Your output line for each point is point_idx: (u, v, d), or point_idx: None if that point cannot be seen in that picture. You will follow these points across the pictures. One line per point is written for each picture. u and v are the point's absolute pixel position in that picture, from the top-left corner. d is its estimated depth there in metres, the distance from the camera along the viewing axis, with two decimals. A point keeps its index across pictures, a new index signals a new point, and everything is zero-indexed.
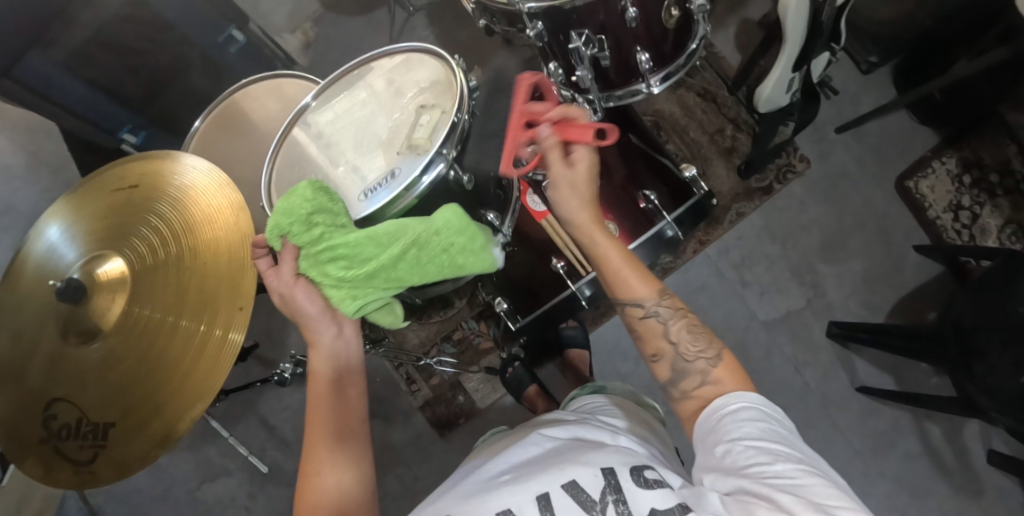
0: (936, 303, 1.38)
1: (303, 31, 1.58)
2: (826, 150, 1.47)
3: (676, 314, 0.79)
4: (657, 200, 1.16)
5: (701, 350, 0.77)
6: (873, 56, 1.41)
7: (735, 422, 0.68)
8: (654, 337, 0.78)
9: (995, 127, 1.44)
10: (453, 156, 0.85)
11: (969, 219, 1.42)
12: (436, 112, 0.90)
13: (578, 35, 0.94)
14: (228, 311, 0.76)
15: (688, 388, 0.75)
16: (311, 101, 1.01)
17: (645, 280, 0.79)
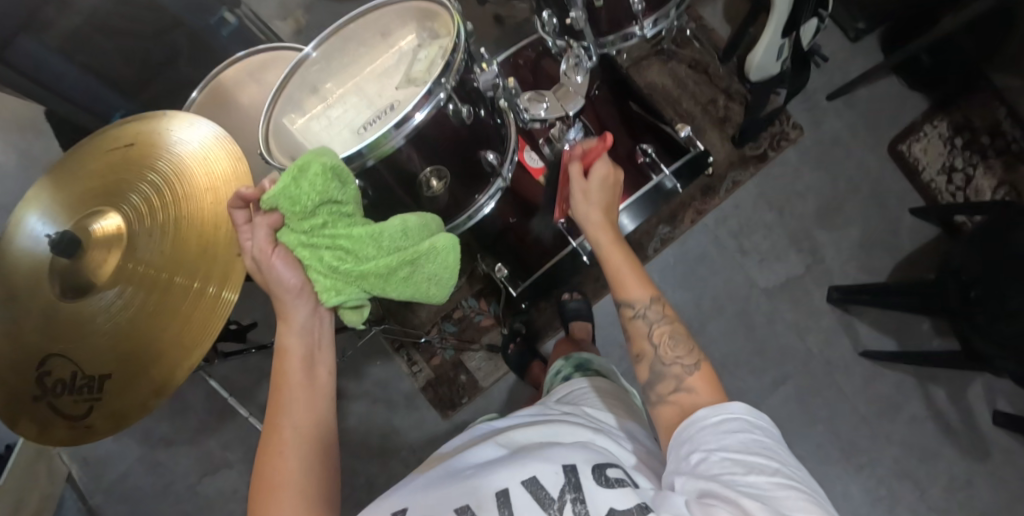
0: (934, 264, 1.39)
1: (295, 18, 1.59)
2: (819, 118, 1.47)
3: (664, 319, 0.79)
4: (654, 153, 1.17)
5: (680, 357, 0.76)
6: (862, 22, 1.43)
7: (713, 430, 0.66)
8: (639, 338, 0.78)
9: (984, 89, 1.46)
10: (453, 87, 0.84)
11: (963, 181, 1.42)
12: (434, 50, 0.89)
13: None
14: (225, 260, 0.76)
15: (664, 393, 0.74)
16: (311, 51, 0.95)
17: (641, 283, 0.81)
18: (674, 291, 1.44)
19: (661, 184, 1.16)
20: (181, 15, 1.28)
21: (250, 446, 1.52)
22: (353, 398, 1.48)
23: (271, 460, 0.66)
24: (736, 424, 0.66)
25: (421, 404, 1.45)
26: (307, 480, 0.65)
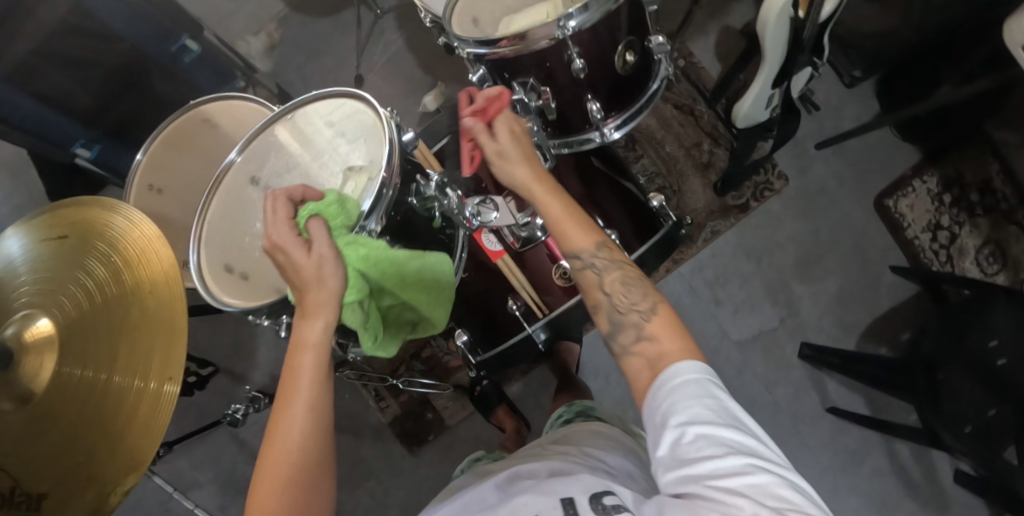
0: (911, 323, 1.36)
1: (267, 32, 1.52)
2: (805, 166, 1.43)
3: (613, 266, 0.73)
4: (618, 238, 1.00)
5: (635, 303, 0.71)
6: (857, 71, 1.34)
7: (680, 399, 0.60)
8: (592, 289, 0.73)
9: (980, 143, 1.40)
10: (378, 233, 0.74)
11: (947, 239, 1.38)
12: (362, 178, 0.77)
13: (523, 85, 0.91)
14: (161, 365, 0.77)
15: (628, 343, 0.68)
16: (237, 155, 0.86)
17: (585, 231, 0.73)
18: None
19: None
20: (140, 45, 1.23)
21: (219, 468, 1.51)
22: None
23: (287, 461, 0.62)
24: (700, 395, 0.60)
25: (388, 438, 1.45)
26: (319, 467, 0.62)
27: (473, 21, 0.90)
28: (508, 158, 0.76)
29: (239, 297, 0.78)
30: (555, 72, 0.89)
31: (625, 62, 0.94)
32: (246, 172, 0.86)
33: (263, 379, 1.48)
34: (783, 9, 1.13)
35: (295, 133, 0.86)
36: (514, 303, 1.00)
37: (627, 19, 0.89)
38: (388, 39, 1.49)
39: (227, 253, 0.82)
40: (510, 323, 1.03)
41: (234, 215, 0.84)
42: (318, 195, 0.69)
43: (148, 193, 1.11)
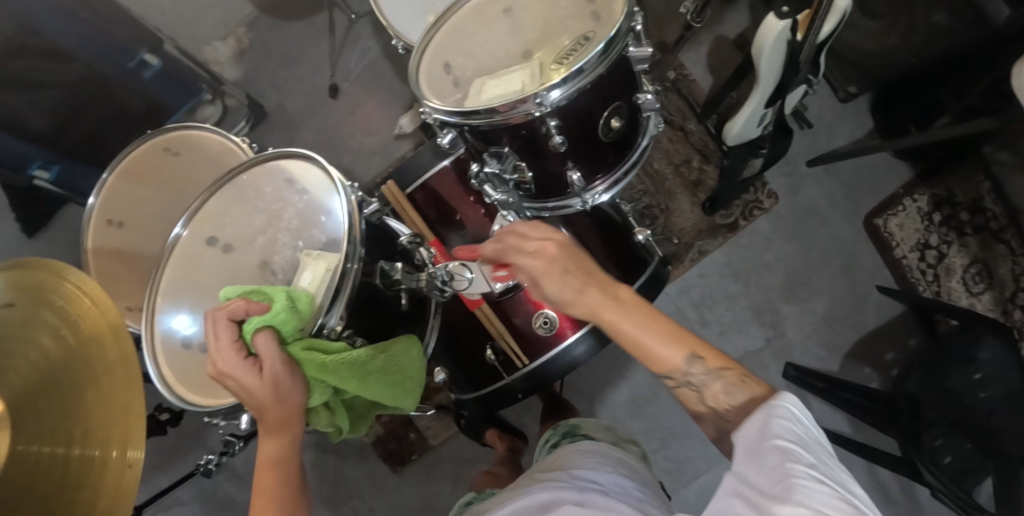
0: (897, 344, 1.35)
1: (236, 37, 1.43)
2: (796, 184, 1.40)
3: (712, 377, 0.61)
4: None
5: (740, 408, 0.60)
6: (853, 87, 1.33)
7: (761, 421, 0.52)
8: (692, 405, 0.63)
9: (973, 161, 1.37)
10: (342, 328, 0.72)
11: (935, 259, 1.36)
12: (320, 266, 0.74)
13: (495, 155, 0.80)
14: None
15: (725, 438, 0.62)
16: (182, 229, 0.85)
17: (672, 341, 0.62)
18: (631, 358, 1.42)
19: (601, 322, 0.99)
20: (96, 63, 1.15)
21: (202, 487, 1.48)
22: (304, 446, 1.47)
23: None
24: (789, 418, 0.51)
25: (371, 458, 1.44)
26: None
27: (446, 70, 0.84)
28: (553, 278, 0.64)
29: (194, 385, 0.78)
30: (533, 140, 0.78)
31: (612, 127, 0.82)
32: (201, 236, 0.85)
33: None
34: (783, 32, 1.08)
35: (247, 198, 0.86)
36: (492, 351, 1.00)
37: (615, 83, 0.78)
38: (364, 45, 1.41)
39: (181, 331, 0.82)
40: (489, 370, 1.02)
41: (189, 288, 0.83)
42: (263, 308, 0.67)
43: (108, 227, 1.09)
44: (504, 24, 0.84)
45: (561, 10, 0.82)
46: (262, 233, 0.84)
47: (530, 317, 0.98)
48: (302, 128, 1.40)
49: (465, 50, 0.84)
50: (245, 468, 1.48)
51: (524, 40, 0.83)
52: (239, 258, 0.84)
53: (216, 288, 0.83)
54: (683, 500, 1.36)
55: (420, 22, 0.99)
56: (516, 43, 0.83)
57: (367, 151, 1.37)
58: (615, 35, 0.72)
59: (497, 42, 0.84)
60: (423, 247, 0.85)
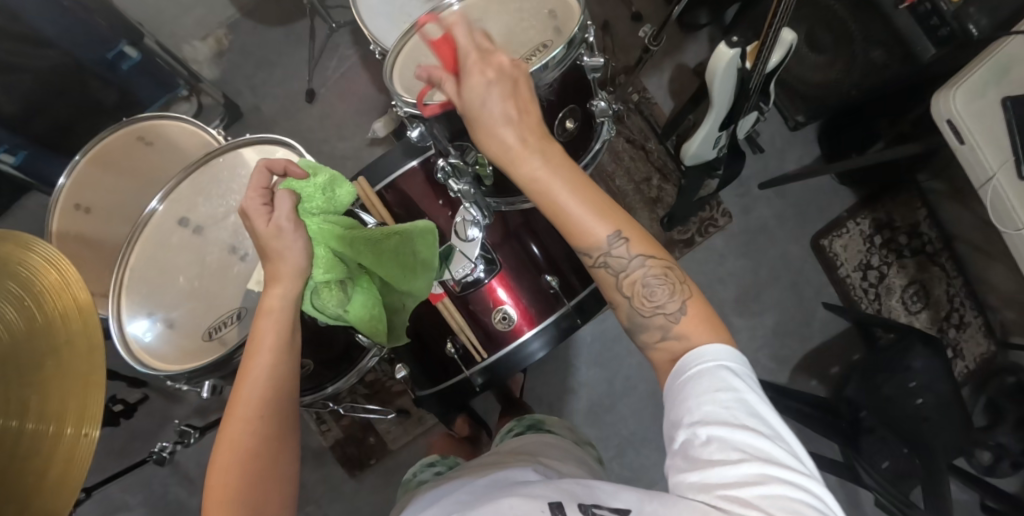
0: (841, 358, 1.43)
1: (216, 38, 1.46)
2: (748, 204, 1.48)
3: (637, 264, 0.63)
4: (558, 285, 1.04)
5: (661, 304, 0.63)
6: (801, 116, 1.43)
7: (689, 401, 0.57)
8: (610, 287, 0.65)
9: (908, 188, 1.47)
10: None
11: (876, 279, 1.45)
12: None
13: (458, 148, 0.86)
14: (76, 409, 0.79)
15: (651, 341, 0.63)
16: (158, 205, 0.87)
17: (598, 219, 0.61)
18: (590, 366, 1.45)
19: (559, 321, 1.05)
20: (74, 52, 1.17)
21: (151, 490, 1.43)
22: None
23: (250, 425, 0.58)
24: (716, 404, 0.56)
25: (329, 462, 1.43)
26: (274, 429, 0.60)
27: (417, 70, 0.88)
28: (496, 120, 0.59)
29: (160, 356, 0.80)
30: None
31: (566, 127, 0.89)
32: (174, 214, 0.86)
33: (199, 399, 1.44)
34: (733, 58, 1.17)
35: (224, 180, 0.89)
36: (452, 344, 1.02)
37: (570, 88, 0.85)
38: (343, 53, 1.45)
39: (147, 305, 0.83)
40: (449, 363, 1.05)
41: (158, 264, 0.85)
42: (301, 173, 0.67)
43: (75, 213, 1.08)
44: (472, 32, 0.89)
45: (522, 20, 0.88)
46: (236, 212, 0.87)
47: (490, 312, 1.02)
48: (276, 130, 1.43)
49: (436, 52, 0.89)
50: (197, 472, 1.44)
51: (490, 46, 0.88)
52: (213, 236, 0.86)
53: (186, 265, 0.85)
54: None
55: (398, 28, 1.04)
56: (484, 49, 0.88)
57: (340, 156, 1.40)
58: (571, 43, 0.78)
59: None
60: None
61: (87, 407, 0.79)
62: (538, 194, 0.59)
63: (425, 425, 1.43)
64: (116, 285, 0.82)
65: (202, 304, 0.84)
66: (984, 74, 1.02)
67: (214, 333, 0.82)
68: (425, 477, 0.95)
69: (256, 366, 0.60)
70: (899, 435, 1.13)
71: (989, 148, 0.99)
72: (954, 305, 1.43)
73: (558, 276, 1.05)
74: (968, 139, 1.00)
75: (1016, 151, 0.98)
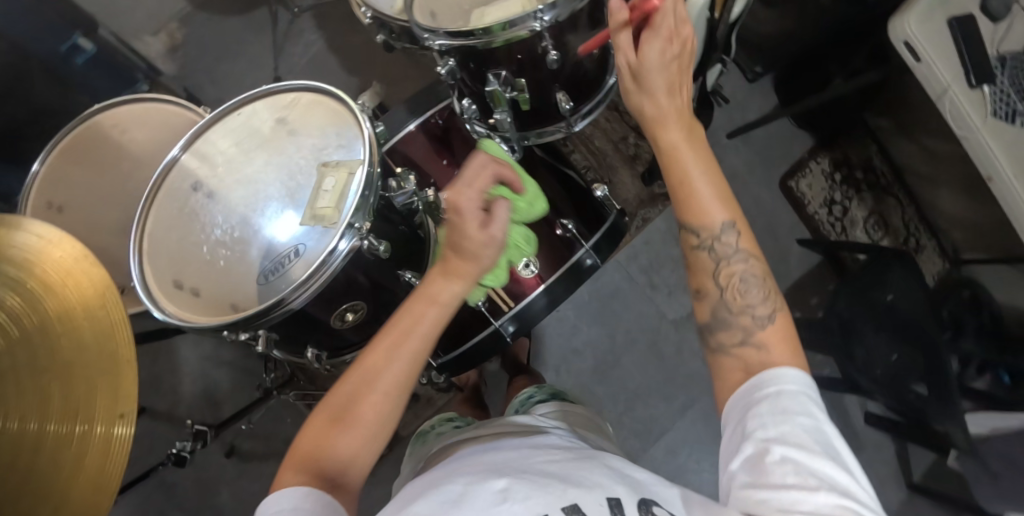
0: (819, 289, 1.53)
1: (168, 32, 1.40)
2: (719, 155, 1.56)
3: (738, 256, 0.69)
4: (574, 228, 1.04)
5: (751, 304, 0.68)
6: (759, 67, 1.52)
7: (768, 416, 0.58)
8: (702, 272, 0.70)
9: (860, 130, 1.61)
10: (368, 227, 0.72)
11: (840, 213, 1.57)
12: (342, 172, 0.75)
13: (495, 76, 0.88)
14: (106, 402, 0.71)
15: (728, 343, 0.67)
16: (180, 153, 0.81)
17: (715, 199, 0.68)
18: (591, 326, 1.47)
19: (579, 261, 1.06)
20: (24, 43, 1.08)
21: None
22: (260, 458, 1.35)
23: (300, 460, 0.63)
24: (793, 425, 0.57)
25: None
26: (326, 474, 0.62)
27: (431, 14, 0.89)
28: (663, 89, 0.68)
29: (196, 311, 0.72)
30: (528, 62, 0.87)
31: (592, 53, 0.94)
32: (193, 170, 0.81)
33: (190, 412, 1.35)
34: (702, 10, 1.19)
35: (238, 134, 0.83)
36: (479, 297, 0.99)
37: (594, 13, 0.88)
38: (307, 38, 1.41)
39: (174, 266, 0.76)
40: (473, 319, 1.03)
41: (179, 226, 0.79)
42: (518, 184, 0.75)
43: (49, 211, 1.00)
44: None
45: None
46: (256, 160, 0.80)
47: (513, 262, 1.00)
48: None
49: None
50: (195, 492, 1.34)
51: None
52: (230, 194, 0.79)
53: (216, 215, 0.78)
54: (653, 458, 1.42)
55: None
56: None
57: None
58: None
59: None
60: None
61: (121, 389, 0.71)
62: (671, 164, 0.68)
63: (435, 406, 1.40)
64: (137, 255, 0.76)
65: (235, 256, 0.76)
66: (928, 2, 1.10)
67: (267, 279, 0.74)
68: (446, 429, 0.99)
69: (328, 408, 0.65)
70: (906, 340, 1.19)
71: (942, 63, 1.08)
72: (911, 230, 1.59)
73: (573, 219, 1.05)
74: (924, 56, 1.08)
75: (964, 64, 1.07)
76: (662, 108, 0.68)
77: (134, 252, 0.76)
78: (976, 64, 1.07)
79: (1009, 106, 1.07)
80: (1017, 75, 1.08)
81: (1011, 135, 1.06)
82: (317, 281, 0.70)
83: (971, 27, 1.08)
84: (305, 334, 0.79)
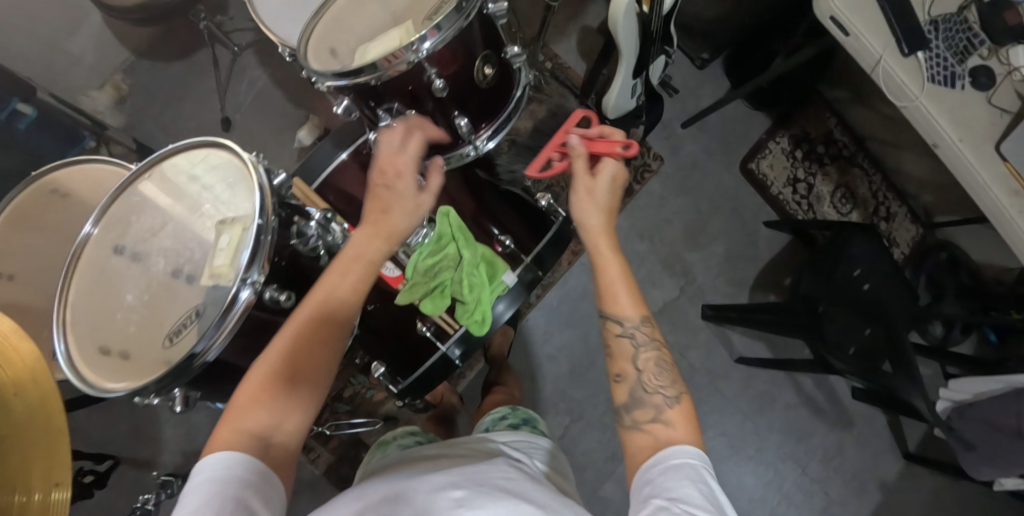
0: (790, 269, 1.51)
1: (113, 84, 1.40)
2: (675, 145, 1.54)
3: (650, 343, 0.75)
4: (513, 243, 1.03)
5: (661, 386, 0.73)
6: (706, 53, 1.50)
7: (673, 479, 0.61)
8: (624, 359, 0.74)
9: (817, 102, 1.59)
10: (264, 279, 0.74)
11: (806, 190, 1.55)
12: (237, 229, 0.76)
13: (385, 112, 0.87)
14: (47, 472, 0.74)
15: (641, 420, 0.70)
16: (92, 227, 0.81)
17: (633, 300, 0.76)
18: (563, 331, 1.47)
19: (523, 275, 1.05)
20: None
21: None
22: None
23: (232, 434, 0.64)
24: (696, 481, 0.60)
25: (325, 489, 1.37)
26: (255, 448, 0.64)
27: (329, 52, 0.87)
28: (593, 199, 0.81)
29: (119, 381, 0.74)
30: (420, 94, 0.86)
31: (486, 74, 0.92)
32: (106, 242, 0.81)
33: (175, 458, 1.36)
34: (629, 5, 1.22)
35: (153, 191, 0.82)
36: (424, 324, 1.00)
37: (483, 36, 0.88)
38: (251, 75, 1.42)
39: (95, 336, 0.77)
40: (424, 344, 1.03)
41: (96, 299, 0.79)
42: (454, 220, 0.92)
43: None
44: (377, 6, 0.90)
45: None
46: (167, 223, 0.80)
47: None
48: None
49: (346, 30, 0.89)
50: None
51: (397, 18, 0.88)
52: (142, 259, 0.79)
53: (128, 278, 0.79)
54: None
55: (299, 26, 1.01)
56: (392, 19, 0.89)
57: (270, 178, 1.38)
58: None
59: (372, 22, 0.89)
60: None
61: (59, 457, 0.76)
62: (602, 265, 0.77)
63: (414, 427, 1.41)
64: (57, 323, 0.77)
65: (149, 319, 0.77)
66: None
67: (174, 337, 0.75)
68: (408, 443, 0.99)
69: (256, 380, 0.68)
70: (867, 315, 1.19)
71: (871, 35, 1.06)
72: (879, 199, 1.57)
73: (513, 234, 1.05)
74: (851, 30, 1.06)
75: (895, 32, 1.05)
76: (594, 217, 0.80)
77: (54, 321, 0.77)
78: (907, 32, 1.05)
79: (946, 70, 1.06)
80: (952, 36, 1.07)
81: (952, 98, 1.05)
82: (222, 335, 0.72)
83: None
84: (226, 385, 0.81)
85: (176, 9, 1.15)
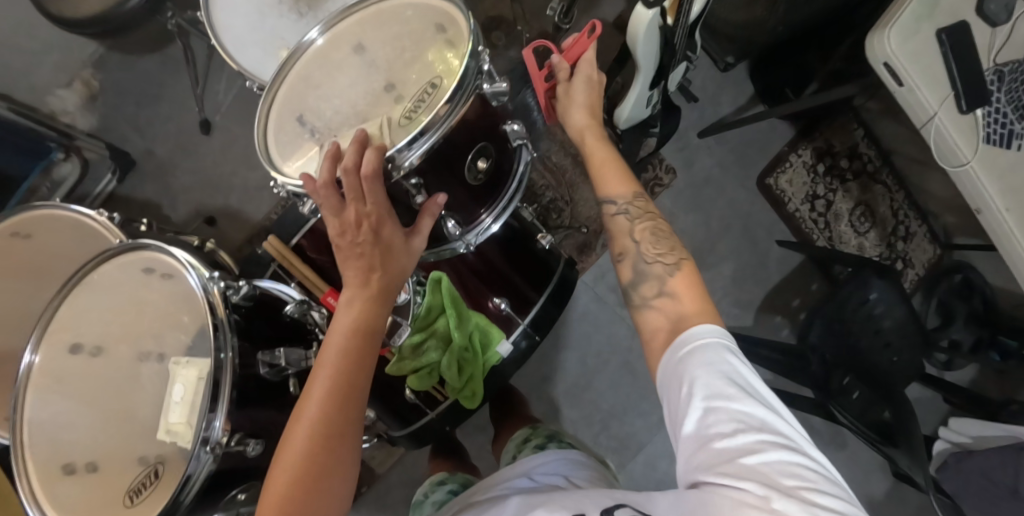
0: (800, 291, 1.45)
1: (82, 80, 1.28)
2: (690, 157, 1.45)
3: (644, 215, 0.78)
4: (509, 307, 1.01)
5: (661, 253, 0.73)
6: (730, 58, 1.33)
7: (697, 371, 0.60)
8: (622, 235, 0.77)
9: (847, 113, 1.46)
10: (226, 441, 0.72)
11: (824, 208, 1.45)
12: (191, 377, 0.74)
13: None
14: None
15: (648, 296, 0.70)
16: (33, 354, 0.80)
17: (621, 180, 0.81)
18: (562, 348, 1.44)
19: (518, 340, 1.05)
20: None
21: None
22: None
23: None
24: (716, 367, 0.59)
25: None
26: None
27: (300, 122, 0.82)
28: (577, 102, 0.92)
29: None
30: (399, 202, 0.78)
31: (479, 170, 0.82)
32: (51, 368, 0.80)
33: None
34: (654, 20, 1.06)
35: (103, 311, 0.80)
36: (413, 393, 1.01)
37: (477, 123, 0.78)
38: (232, 72, 1.31)
39: (46, 469, 0.76)
40: (411, 409, 1.03)
41: (46, 430, 0.78)
42: (451, 294, 0.94)
43: None
44: (354, 61, 0.83)
45: (409, 39, 0.82)
46: (116, 354, 0.79)
47: None
48: (176, 173, 1.29)
49: (321, 94, 0.83)
50: None
51: (378, 75, 0.82)
52: (92, 393, 0.78)
53: (83, 416, 0.77)
54: (632, 473, 1.42)
55: (273, 59, 0.98)
56: (372, 78, 0.82)
57: (254, 187, 1.29)
58: (461, 74, 0.73)
59: (348, 78, 0.83)
60: (314, 310, 0.83)
61: None
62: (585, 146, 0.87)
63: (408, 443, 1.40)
64: (18, 452, 0.77)
65: (102, 462, 0.76)
66: (914, 10, 0.95)
67: (133, 495, 0.74)
68: (440, 498, 0.98)
69: (282, 481, 0.60)
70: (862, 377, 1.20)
71: (929, 87, 0.95)
72: (900, 218, 1.45)
73: (508, 295, 1.02)
74: (907, 80, 0.95)
75: (954, 87, 0.94)
76: (579, 113, 0.91)
77: (15, 451, 0.77)
78: (967, 86, 0.94)
79: (1004, 128, 0.95)
80: (1016, 89, 0.96)
81: (1005, 160, 0.95)
82: (189, 491, 0.71)
83: (963, 39, 0.95)
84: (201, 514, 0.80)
85: (143, 15, 1.02)
